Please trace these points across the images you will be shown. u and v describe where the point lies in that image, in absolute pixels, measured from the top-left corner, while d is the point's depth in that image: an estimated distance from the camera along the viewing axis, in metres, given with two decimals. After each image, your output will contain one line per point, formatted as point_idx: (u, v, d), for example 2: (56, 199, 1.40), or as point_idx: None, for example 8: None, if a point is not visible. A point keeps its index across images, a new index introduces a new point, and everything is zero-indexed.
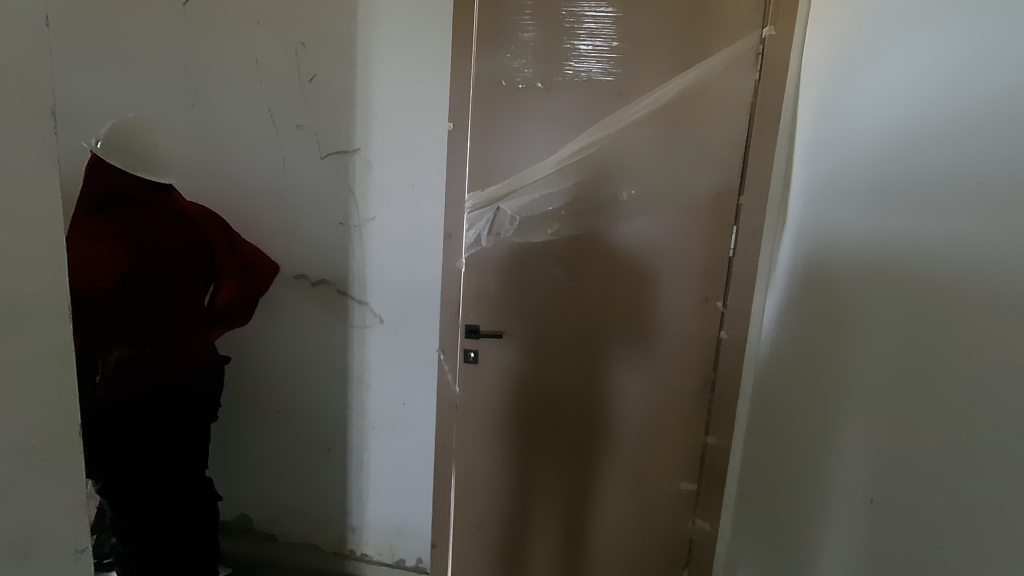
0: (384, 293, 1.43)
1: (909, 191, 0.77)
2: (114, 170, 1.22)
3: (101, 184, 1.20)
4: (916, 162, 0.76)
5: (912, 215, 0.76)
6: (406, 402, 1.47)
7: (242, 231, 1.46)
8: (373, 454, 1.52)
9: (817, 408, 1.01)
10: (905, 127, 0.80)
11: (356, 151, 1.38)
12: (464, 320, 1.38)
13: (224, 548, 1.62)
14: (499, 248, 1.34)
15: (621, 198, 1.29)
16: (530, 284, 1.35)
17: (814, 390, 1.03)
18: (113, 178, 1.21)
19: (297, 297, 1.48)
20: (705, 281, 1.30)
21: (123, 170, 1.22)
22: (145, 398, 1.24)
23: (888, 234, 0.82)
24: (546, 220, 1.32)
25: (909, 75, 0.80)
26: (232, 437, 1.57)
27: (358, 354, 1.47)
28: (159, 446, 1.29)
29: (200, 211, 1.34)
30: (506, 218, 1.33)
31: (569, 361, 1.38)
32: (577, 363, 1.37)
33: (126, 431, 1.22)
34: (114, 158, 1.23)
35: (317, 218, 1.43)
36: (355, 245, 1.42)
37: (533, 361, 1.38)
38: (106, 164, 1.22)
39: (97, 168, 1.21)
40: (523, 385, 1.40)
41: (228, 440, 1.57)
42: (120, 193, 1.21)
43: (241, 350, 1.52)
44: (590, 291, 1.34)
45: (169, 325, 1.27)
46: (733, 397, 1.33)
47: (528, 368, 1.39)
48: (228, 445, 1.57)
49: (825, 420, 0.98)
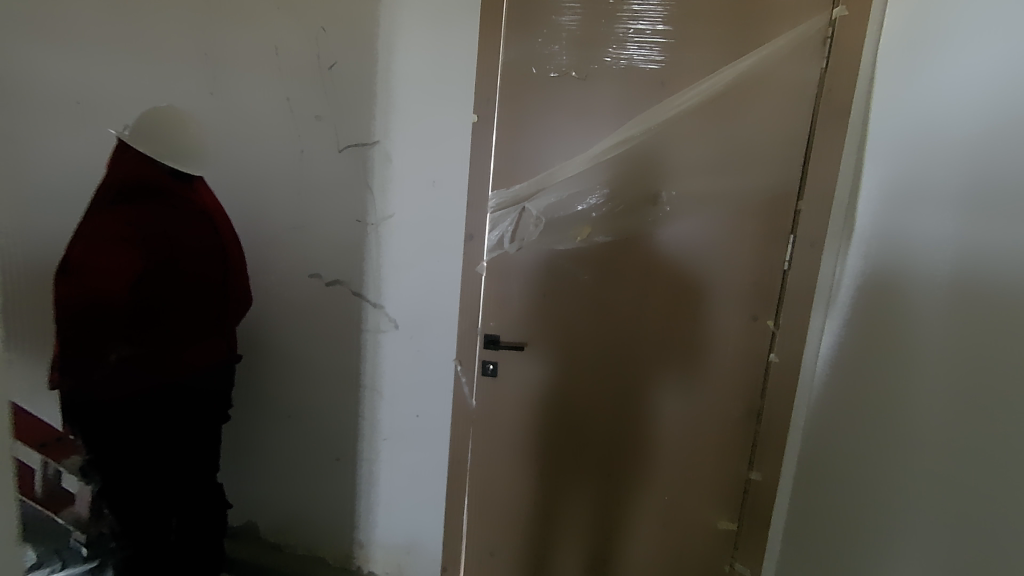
0: (401, 297, 1.34)
1: (1007, 199, 0.62)
2: (140, 155, 1.16)
3: (124, 169, 1.15)
4: (1020, 159, 0.61)
5: (1012, 228, 0.61)
6: (420, 413, 1.37)
7: (254, 227, 1.38)
8: (383, 467, 1.42)
9: (878, 451, 0.86)
10: (1005, 121, 0.65)
11: (376, 143, 1.29)
12: (484, 328, 1.28)
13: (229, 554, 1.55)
14: (524, 252, 1.23)
15: (658, 197, 1.16)
16: (555, 291, 1.23)
17: (877, 430, 0.87)
18: (142, 164, 1.16)
19: (309, 297, 1.40)
20: (755, 296, 1.16)
21: (152, 158, 1.17)
22: (152, 394, 1.16)
23: (977, 250, 0.67)
24: (574, 222, 1.20)
25: (1010, 60, 0.65)
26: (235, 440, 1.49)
27: (372, 360, 1.38)
28: (168, 447, 1.21)
29: (223, 212, 1.26)
30: (531, 220, 1.22)
31: (596, 379, 1.25)
32: (604, 382, 1.25)
33: (131, 428, 1.15)
34: (138, 142, 1.17)
35: (332, 215, 1.35)
36: (370, 244, 1.33)
37: (556, 376, 1.27)
38: (133, 149, 1.17)
39: (122, 152, 1.17)
40: (546, 402, 1.28)
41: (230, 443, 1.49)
42: (144, 179, 1.15)
43: (249, 352, 1.44)
44: (621, 302, 1.21)
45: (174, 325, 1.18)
46: (781, 428, 1.17)
47: (551, 384, 1.27)
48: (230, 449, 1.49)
49: (891, 468, 0.82)
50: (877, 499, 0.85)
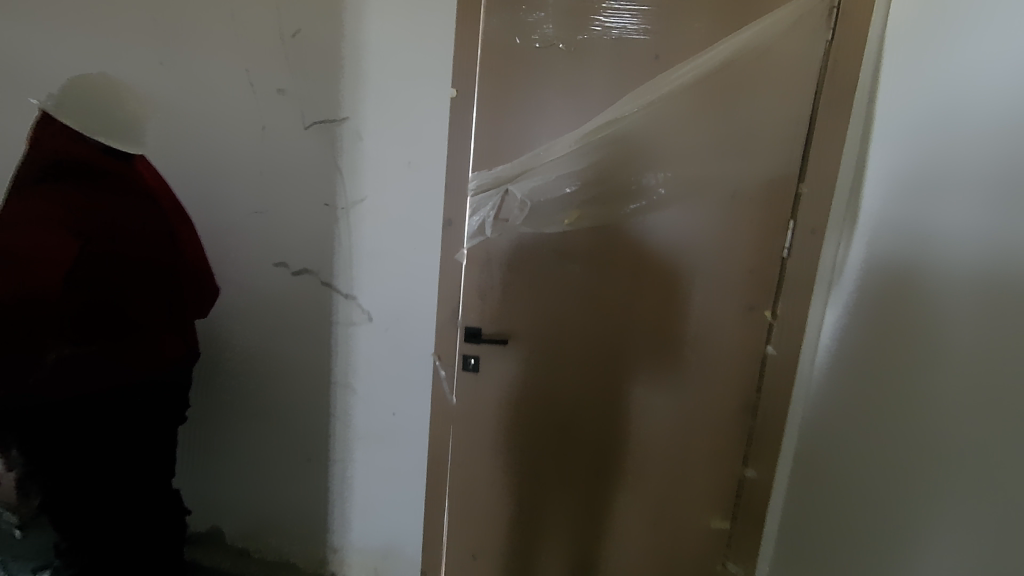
0: (375, 288, 1.24)
1: None
2: (67, 129, 1.04)
3: (48, 143, 1.01)
4: None
5: None
6: (397, 411, 1.29)
7: (213, 211, 1.27)
8: (358, 468, 1.34)
9: (903, 452, 0.81)
10: None
11: (345, 120, 1.18)
12: (465, 321, 1.19)
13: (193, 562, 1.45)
14: (508, 239, 1.15)
15: (652, 180, 1.09)
16: (541, 280, 1.16)
17: (900, 430, 0.82)
18: (70, 140, 1.03)
19: (275, 288, 1.29)
20: (752, 286, 1.10)
21: (81, 132, 1.05)
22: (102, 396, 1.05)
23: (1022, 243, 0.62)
24: (563, 205, 1.12)
25: None
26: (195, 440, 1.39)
27: (344, 355, 1.29)
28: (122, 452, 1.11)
29: (167, 193, 1.15)
30: (516, 204, 1.14)
31: (585, 373, 1.18)
32: (593, 376, 1.18)
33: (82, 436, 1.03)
34: (65, 116, 1.05)
35: (299, 199, 1.24)
36: (341, 230, 1.23)
37: (542, 371, 1.19)
38: (58, 123, 1.04)
39: (45, 125, 1.03)
40: (532, 398, 1.21)
41: (191, 443, 1.40)
42: (75, 156, 1.02)
43: (210, 348, 1.34)
44: (612, 292, 1.14)
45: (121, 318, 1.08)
46: (778, 424, 1.12)
47: (537, 379, 1.20)
48: (191, 449, 1.40)
49: (920, 474, 0.77)
50: (901, 501, 0.81)
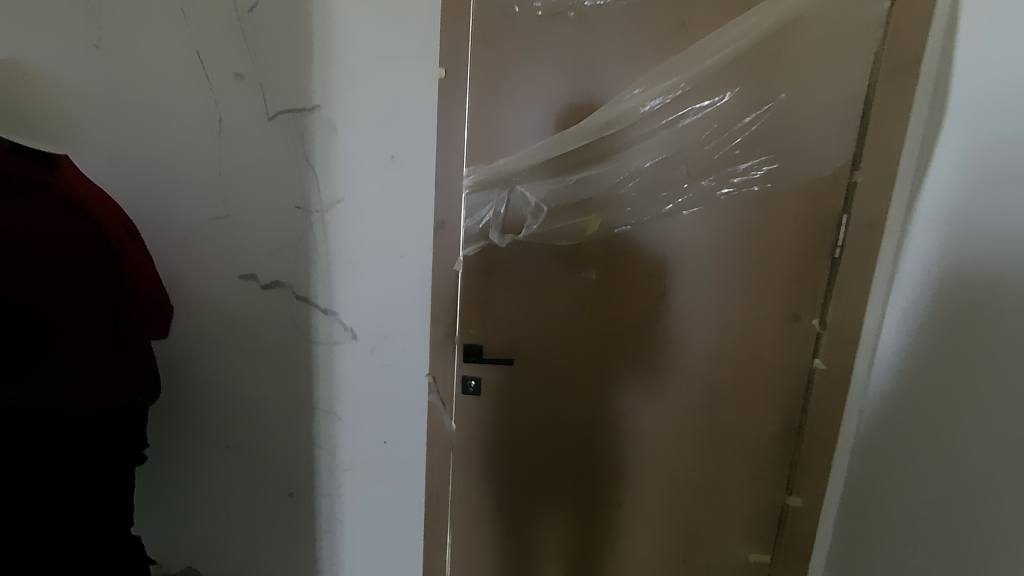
0: (357, 301, 1.08)
1: None
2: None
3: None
4: None
5: None
6: (388, 440, 1.14)
7: (168, 218, 1.09)
8: (346, 503, 1.19)
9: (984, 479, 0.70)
10: None
11: (315, 109, 1.01)
12: (461, 338, 1.05)
13: None
14: (516, 243, 1.01)
15: (688, 174, 0.96)
16: (550, 292, 1.02)
17: (992, 462, 0.69)
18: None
19: (243, 304, 1.13)
20: (796, 289, 0.97)
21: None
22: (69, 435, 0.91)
23: None
24: (579, 206, 0.99)
25: None
26: (151, 479, 1.21)
27: (326, 378, 1.13)
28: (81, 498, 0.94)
29: (101, 198, 0.96)
30: (528, 210, 1.00)
31: (605, 393, 1.05)
32: (613, 395, 1.05)
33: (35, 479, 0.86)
34: None
35: (267, 203, 1.08)
36: (316, 237, 1.07)
37: (554, 391, 1.06)
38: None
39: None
40: (547, 420, 1.08)
41: (143, 483, 1.21)
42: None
43: (169, 375, 1.16)
44: (629, 302, 1.01)
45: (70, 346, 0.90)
46: (827, 443, 1.00)
47: (552, 400, 1.06)
48: (145, 490, 1.21)
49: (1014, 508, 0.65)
50: (993, 537, 0.68)
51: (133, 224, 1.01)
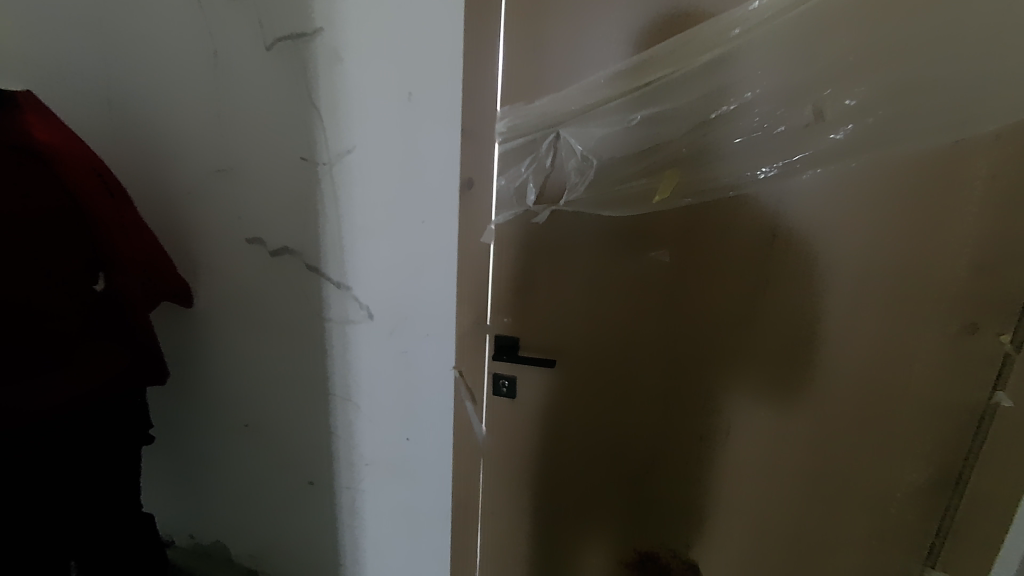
0: (373, 275, 0.90)
1: None
2: None
3: None
4: None
5: None
6: (411, 438, 0.97)
7: (173, 170, 0.97)
8: (367, 500, 1.05)
9: None
10: None
11: (318, 34, 0.81)
12: (490, 332, 0.84)
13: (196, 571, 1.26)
14: (560, 212, 0.76)
15: (816, 115, 0.65)
16: (602, 281, 0.78)
17: None
18: None
19: (252, 272, 0.98)
20: (983, 293, 0.65)
21: None
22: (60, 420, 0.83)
23: None
24: (645, 164, 0.72)
25: None
26: (185, 445, 1.16)
27: (342, 361, 0.98)
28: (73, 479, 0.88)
29: (65, 143, 0.82)
30: (573, 165, 0.74)
31: (672, 414, 0.80)
32: (683, 418, 0.79)
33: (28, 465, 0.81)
34: None
35: (269, 155, 0.90)
36: (325, 196, 0.89)
37: (606, 404, 0.82)
38: None
39: None
40: (598, 438, 0.85)
41: (178, 447, 1.17)
42: None
43: (192, 343, 1.08)
44: (710, 300, 0.74)
45: (50, 323, 0.80)
46: (1000, 508, 0.70)
47: (606, 414, 0.83)
48: (181, 455, 1.17)
49: None
50: None
51: (103, 163, 0.88)
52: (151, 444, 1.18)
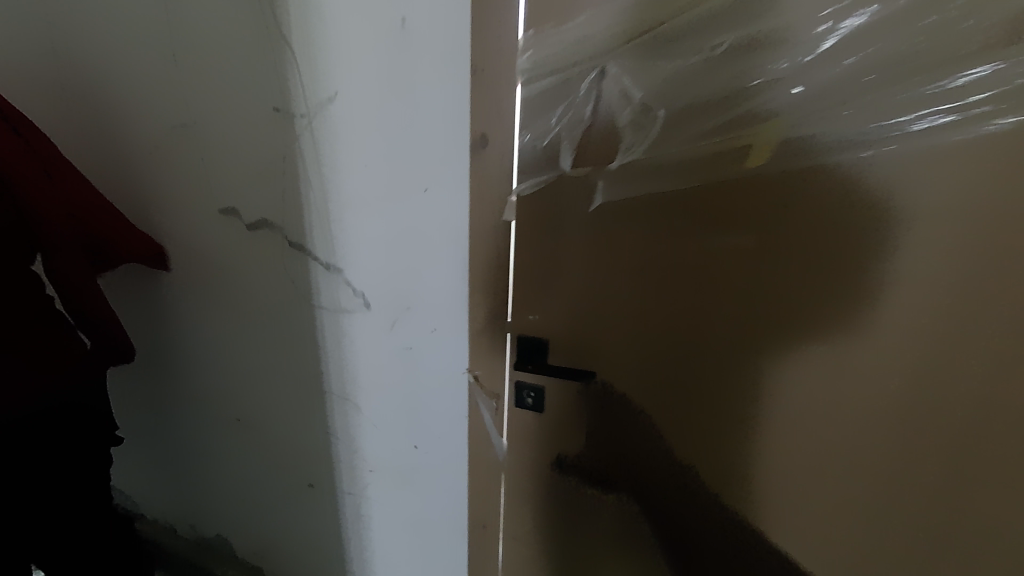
0: (367, 257, 0.73)
1: None
2: None
3: None
4: None
5: None
6: (419, 446, 0.83)
7: (130, 126, 0.80)
8: (374, 509, 0.92)
9: None
10: None
11: None
12: (512, 329, 0.69)
13: (202, 562, 1.17)
14: (608, 180, 0.60)
15: (1010, 34, 0.43)
16: (655, 270, 0.60)
17: None
18: None
19: (227, 250, 0.82)
20: None
21: None
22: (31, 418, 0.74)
23: None
24: (729, 116, 0.53)
25: None
26: (176, 436, 1.05)
27: (337, 356, 0.83)
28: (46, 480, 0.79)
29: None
30: (628, 118, 0.57)
31: (746, 440, 0.63)
32: (757, 443, 0.63)
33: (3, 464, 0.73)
34: None
35: (236, 105, 0.72)
36: (305, 157, 0.71)
37: (655, 420, 0.68)
38: None
39: None
40: (640, 459, 0.71)
41: (170, 438, 1.06)
42: None
43: (173, 328, 0.94)
44: (805, 300, 0.56)
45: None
46: None
47: (652, 434, 0.68)
48: (174, 446, 1.06)
49: None
50: None
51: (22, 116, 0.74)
52: (146, 431, 1.08)
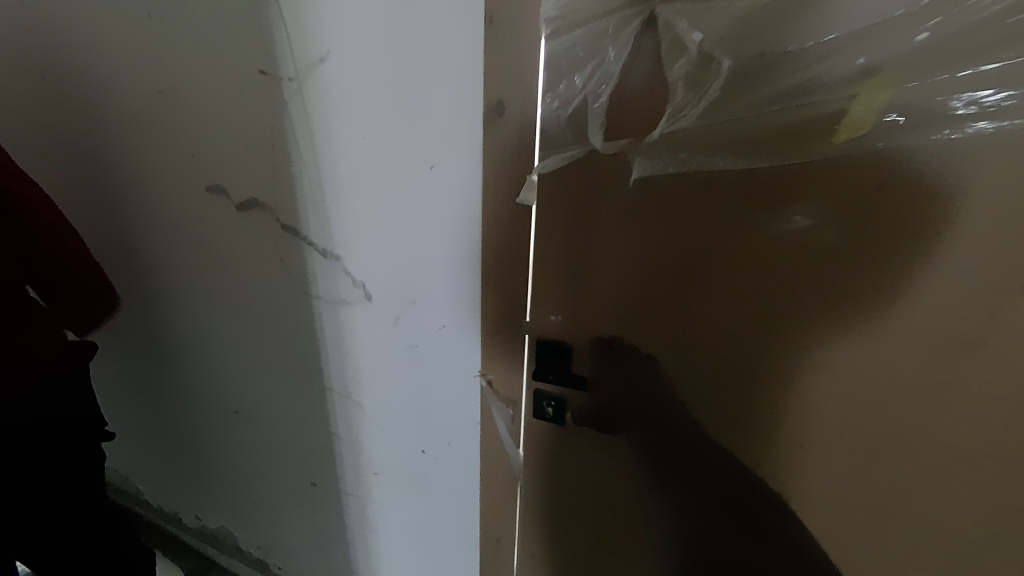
0: (368, 243, 0.64)
1: None
2: None
3: None
4: None
5: None
6: (428, 451, 0.75)
7: (105, 91, 0.71)
8: (380, 513, 0.85)
9: None
10: None
11: None
12: (530, 334, 0.59)
13: (210, 553, 1.13)
14: (653, 153, 0.47)
15: None
16: (703, 273, 0.49)
17: None
18: None
19: (218, 232, 0.74)
20: None
21: None
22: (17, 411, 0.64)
23: None
24: (819, 70, 0.41)
25: None
26: (176, 427, 0.99)
27: (338, 351, 0.75)
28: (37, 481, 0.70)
29: None
30: (681, 71, 0.45)
31: (809, 483, 0.52)
32: (826, 484, 0.51)
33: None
34: None
35: (219, 65, 0.63)
36: (296, 129, 0.62)
37: (699, 449, 0.55)
38: None
39: None
40: (679, 493, 0.58)
41: (170, 428, 1.00)
42: None
43: (165, 315, 0.87)
44: (897, 316, 0.44)
45: None
46: None
47: (694, 465, 0.56)
48: (173, 437, 1.00)
49: None
50: None
51: None
52: (145, 420, 1.02)
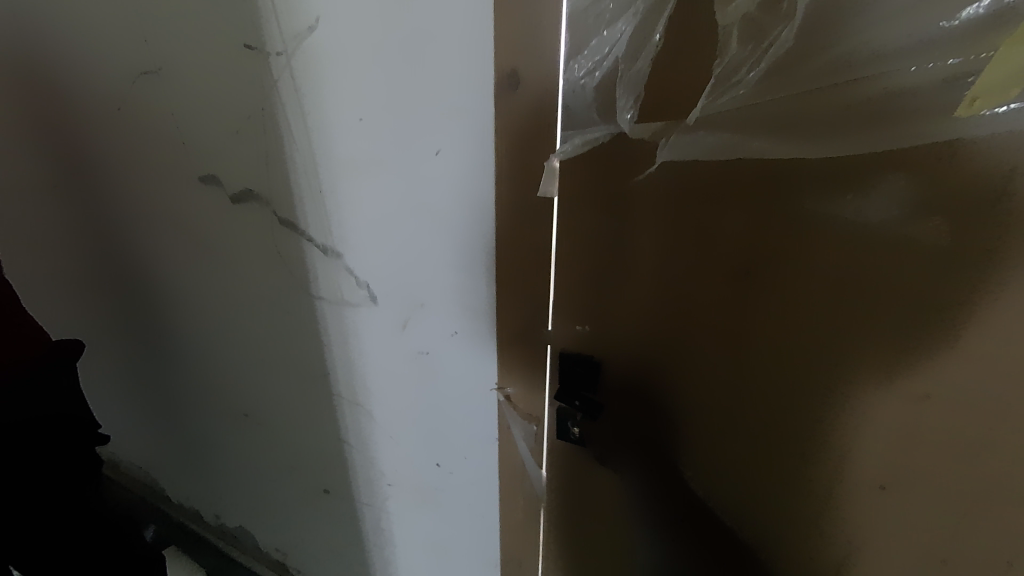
0: (371, 240, 0.57)
1: None
2: None
3: None
4: None
5: None
6: (443, 465, 0.68)
7: (87, 72, 0.65)
8: (394, 525, 0.80)
9: None
10: None
11: None
12: (552, 345, 0.51)
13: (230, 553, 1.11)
14: (702, 129, 0.38)
15: None
16: (764, 284, 0.40)
17: None
18: None
19: (214, 224, 0.68)
20: None
21: None
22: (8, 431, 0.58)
23: None
24: (939, 12, 0.30)
25: None
26: (187, 427, 0.95)
27: (345, 356, 0.68)
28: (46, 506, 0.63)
29: None
30: (737, 15, 0.35)
31: (888, 536, 0.43)
32: (909, 533, 0.42)
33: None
34: None
35: (200, 39, 0.56)
36: (286, 112, 0.54)
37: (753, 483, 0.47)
38: None
39: None
40: (726, 531, 0.50)
41: (183, 428, 0.96)
42: None
43: (168, 313, 0.82)
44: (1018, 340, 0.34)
45: None
46: None
47: (746, 501, 0.48)
48: (186, 436, 0.97)
49: None
50: None
51: None
52: (158, 419, 0.99)
